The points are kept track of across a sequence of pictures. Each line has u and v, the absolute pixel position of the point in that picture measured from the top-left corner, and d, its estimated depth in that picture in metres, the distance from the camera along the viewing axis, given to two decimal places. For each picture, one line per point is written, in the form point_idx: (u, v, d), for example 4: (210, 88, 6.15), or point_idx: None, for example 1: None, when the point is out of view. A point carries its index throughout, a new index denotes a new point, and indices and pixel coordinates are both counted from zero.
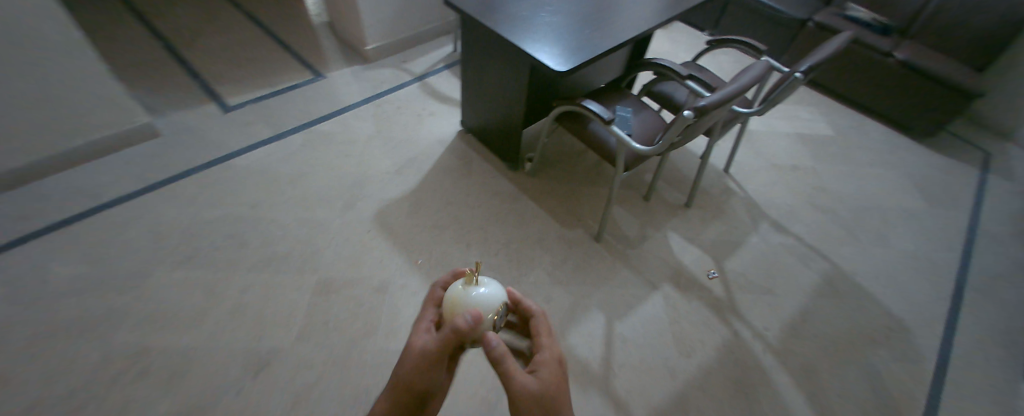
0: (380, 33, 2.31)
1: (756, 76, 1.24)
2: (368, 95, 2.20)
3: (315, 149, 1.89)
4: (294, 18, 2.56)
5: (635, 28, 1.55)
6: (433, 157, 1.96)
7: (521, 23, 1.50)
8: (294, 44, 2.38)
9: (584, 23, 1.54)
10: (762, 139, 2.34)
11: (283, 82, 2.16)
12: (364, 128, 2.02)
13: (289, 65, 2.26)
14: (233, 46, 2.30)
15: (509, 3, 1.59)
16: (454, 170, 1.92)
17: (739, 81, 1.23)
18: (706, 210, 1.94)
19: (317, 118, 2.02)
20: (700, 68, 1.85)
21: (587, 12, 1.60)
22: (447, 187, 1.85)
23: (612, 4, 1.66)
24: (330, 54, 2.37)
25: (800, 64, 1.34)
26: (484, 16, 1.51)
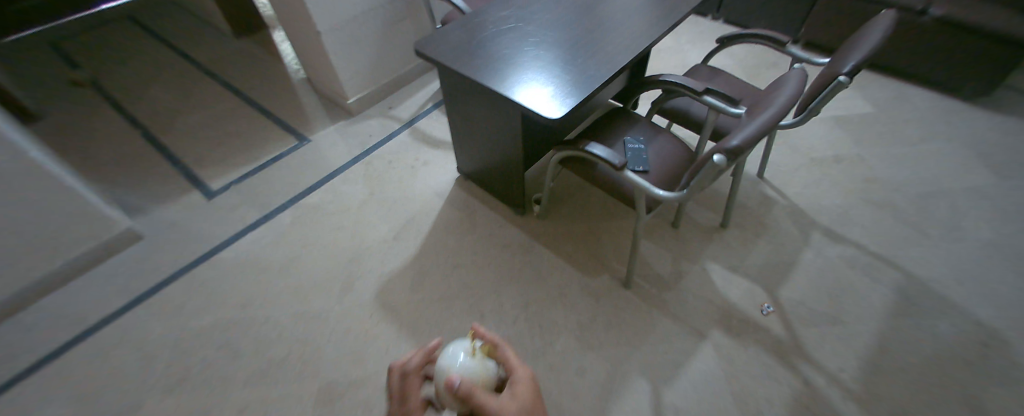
0: (360, 84, 2.16)
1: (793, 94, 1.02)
2: (356, 153, 2.05)
3: (305, 226, 1.74)
4: (272, 78, 2.45)
5: (634, 48, 1.34)
6: (433, 214, 1.78)
7: (504, 65, 1.31)
8: (274, 108, 2.26)
9: (575, 53, 1.34)
10: (794, 132, 2.09)
11: (267, 154, 2.04)
12: (355, 193, 1.87)
13: (272, 132, 2.14)
14: (211, 121, 2.19)
15: (487, 42, 1.40)
16: (457, 225, 1.74)
17: (774, 104, 1.01)
18: (746, 229, 1.70)
19: (304, 189, 1.88)
20: (715, 72, 1.62)
21: (576, 38, 1.40)
22: (452, 247, 1.67)
23: (604, 22, 1.46)
24: (313, 113, 2.23)
25: (842, 63, 1.11)
26: (461, 63, 1.32)
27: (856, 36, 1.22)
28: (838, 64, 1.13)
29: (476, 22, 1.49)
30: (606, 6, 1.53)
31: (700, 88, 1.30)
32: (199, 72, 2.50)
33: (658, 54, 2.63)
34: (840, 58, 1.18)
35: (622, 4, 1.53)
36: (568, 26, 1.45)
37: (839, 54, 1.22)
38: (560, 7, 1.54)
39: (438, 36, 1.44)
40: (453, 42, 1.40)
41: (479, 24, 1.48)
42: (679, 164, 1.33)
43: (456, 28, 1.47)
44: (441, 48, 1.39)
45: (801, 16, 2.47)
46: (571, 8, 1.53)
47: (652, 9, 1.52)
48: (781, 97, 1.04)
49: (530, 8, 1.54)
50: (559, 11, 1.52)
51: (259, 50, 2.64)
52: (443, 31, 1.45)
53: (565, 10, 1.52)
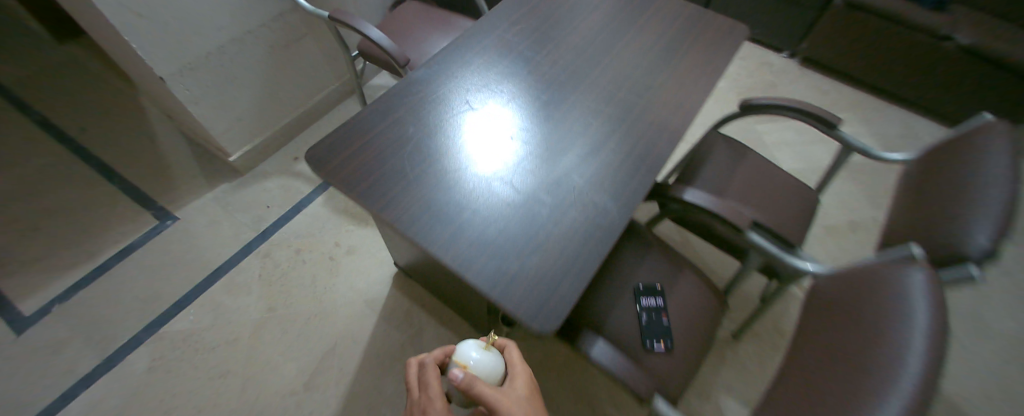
0: (244, 134, 1.54)
1: (928, 302, 0.60)
2: (247, 237, 1.47)
3: (170, 375, 1.19)
4: (115, 113, 1.73)
5: (653, 158, 0.88)
6: (360, 341, 1.29)
7: (456, 198, 0.79)
8: (122, 166, 1.60)
9: (568, 168, 0.85)
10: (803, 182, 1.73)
11: (111, 246, 1.42)
12: (246, 311, 1.32)
13: (119, 207, 1.50)
14: (22, 192, 1.51)
15: (426, 145, 0.86)
16: (394, 359, 1.27)
17: (899, 323, 0.60)
18: (760, 336, 1.36)
19: (167, 308, 1.31)
20: (735, 147, 1.20)
21: (566, 136, 0.91)
22: (388, 397, 1.20)
23: (602, 104, 0.97)
24: (184, 172, 1.60)
25: (959, 224, 0.73)
26: (384, 197, 0.78)
27: (957, 159, 0.83)
28: (952, 223, 0.75)
29: (406, 102, 0.94)
30: (601, 71, 1.03)
31: (745, 223, 0.87)
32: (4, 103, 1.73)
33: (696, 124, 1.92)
34: (946, 204, 0.79)
35: (621, 67, 1.04)
36: (550, 112, 0.95)
37: (939, 190, 0.84)
38: (530, 73, 1.02)
39: (343, 132, 0.87)
40: (370, 148, 0.85)
41: (412, 106, 0.93)
42: (710, 325, 0.93)
43: (374, 115, 0.91)
44: (349, 161, 0.83)
45: (803, 26, 2.07)
46: (550, 75, 1.02)
47: (665, 73, 1.04)
48: (903, 307, 0.62)
49: (490, 75, 1.01)
50: (533, 82, 1.00)
51: (96, 65, 1.87)
52: (351, 123, 0.89)
53: (542, 79, 1.01)
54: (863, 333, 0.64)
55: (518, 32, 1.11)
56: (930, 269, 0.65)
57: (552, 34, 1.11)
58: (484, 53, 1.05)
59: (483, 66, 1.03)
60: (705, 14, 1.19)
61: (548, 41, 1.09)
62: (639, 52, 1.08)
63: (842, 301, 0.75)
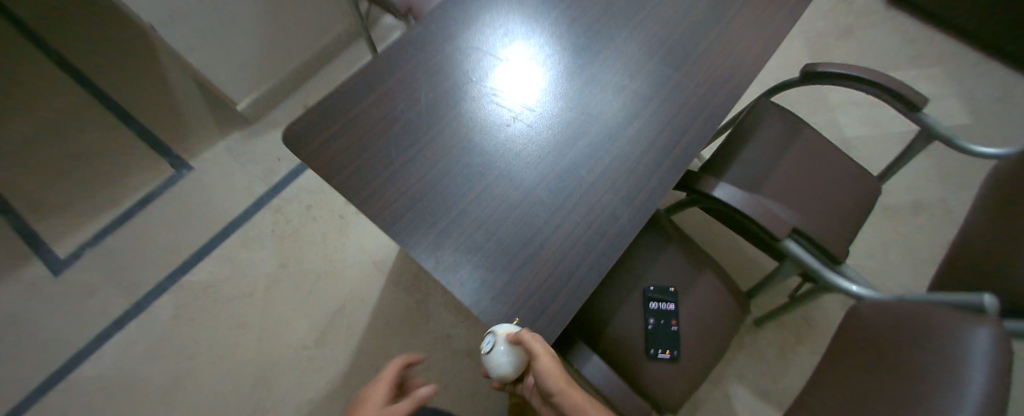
0: (247, 82, 1.47)
1: (988, 367, 0.48)
2: (258, 191, 1.46)
3: (193, 323, 1.27)
4: (126, 54, 1.69)
5: (679, 151, 0.74)
6: (367, 302, 1.30)
7: (445, 196, 0.72)
8: (136, 111, 1.59)
9: (576, 161, 0.74)
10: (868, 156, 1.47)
11: (132, 194, 1.45)
12: (260, 266, 1.34)
13: (137, 154, 1.51)
14: (49, 136, 1.54)
15: (417, 128, 0.77)
16: (398, 323, 1.27)
17: (943, 385, 0.50)
18: (784, 327, 1.26)
19: (186, 259, 1.35)
20: (785, 122, 1.02)
21: (579, 119, 0.78)
22: (392, 359, 1.23)
23: (627, 77, 0.81)
24: (196, 119, 1.57)
25: None
26: (367, 190, 0.72)
27: None
28: None
29: (398, 70, 0.82)
30: (631, 31, 0.85)
31: (783, 233, 0.74)
32: (24, 41, 1.72)
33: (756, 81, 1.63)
34: None
35: (656, 26, 0.86)
36: (563, 87, 0.80)
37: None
38: (544, 33, 0.86)
39: (325, 108, 0.78)
40: (354, 129, 0.76)
41: (404, 75, 0.82)
42: (726, 333, 0.84)
43: (361, 86, 0.80)
44: (331, 145, 0.75)
45: None
46: (568, 37, 0.86)
47: (711, 34, 0.85)
48: (954, 368, 0.51)
49: (497, 35, 0.86)
50: (548, 45, 0.85)
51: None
52: (334, 96, 0.79)
53: (558, 41, 0.85)
54: (897, 389, 0.54)
55: None
56: (999, 327, 0.52)
57: None
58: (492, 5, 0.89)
59: (490, 23, 0.87)
60: None
61: None
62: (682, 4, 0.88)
63: (880, 345, 0.63)
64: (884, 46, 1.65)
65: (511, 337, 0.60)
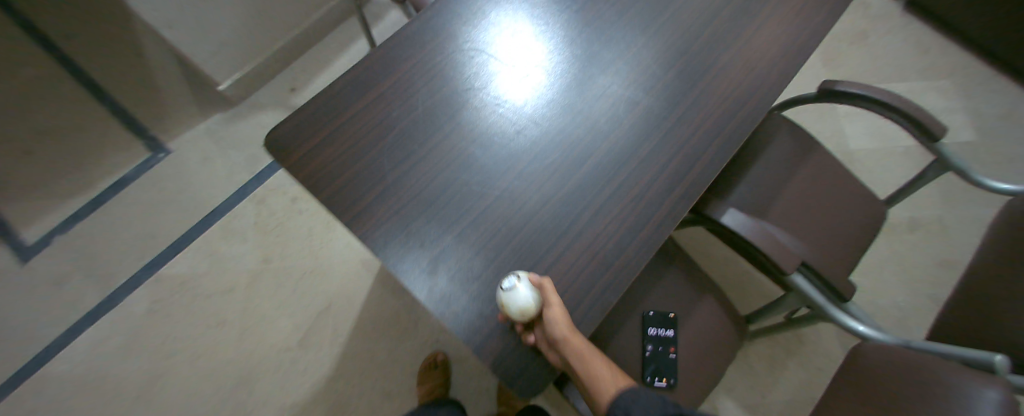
0: (230, 61, 1.38)
1: None
2: (241, 180, 1.38)
3: (170, 318, 1.22)
4: (99, 22, 1.57)
5: (694, 176, 0.69)
6: (354, 303, 1.26)
7: (441, 216, 0.67)
8: (110, 86, 1.48)
9: (583, 184, 0.69)
10: (872, 170, 1.44)
11: (105, 177, 1.36)
12: (242, 260, 1.29)
13: (110, 134, 1.42)
14: (15, 109, 1.43)
15: (414, 138, 0.71)
16: (385, 325, 1.24)
17: None
18: (775, 341, 1.26)
19: (163, 249, 1.29)
20: (798, 140, 0.98)
21: (587, 136, 0.72)
22: (378, 362, 1.20)
23: (641, 92, 0.75)
24: (175, 98, 1.48)
25: None
26: (358, 207, 0.67)
27: None
28: None
29: (394, 72, 0.75)
30: (648, 40, 0.79)
31: (792, 266, 0.72)
32: None
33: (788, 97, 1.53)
34: None
35: (674, 35, 0.80)
36: (574, 100, 0.74)
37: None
38: (555, 39, 0.80)
39: (315, 111, 0.72)
40: (344, 136, 0.70)
41: (401, 78, 0.75)
42: (724, 362, 0.82)
43: (353, 87, 0.74)
44: (319, 153, 0.69)
45: None
46: (579, 43, 0.79)
47: (732, 47, 0.79)
48: None
49: (503, 37, 0.79)
50: (557, 52, 0.79)
51: None
52: (323, 98, 0.72)
53: (569, 48, 0.79)
54: None
55: None
56: (1010, 391, 0.50)
57: None
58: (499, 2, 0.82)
59: (496, 23, 0.80)
60: None
61: None
62: (703, 11, 0.81)
63: (882, 393, 0.60)
64: (896, 55, 1.61)
65: (537, 280, 0.60)
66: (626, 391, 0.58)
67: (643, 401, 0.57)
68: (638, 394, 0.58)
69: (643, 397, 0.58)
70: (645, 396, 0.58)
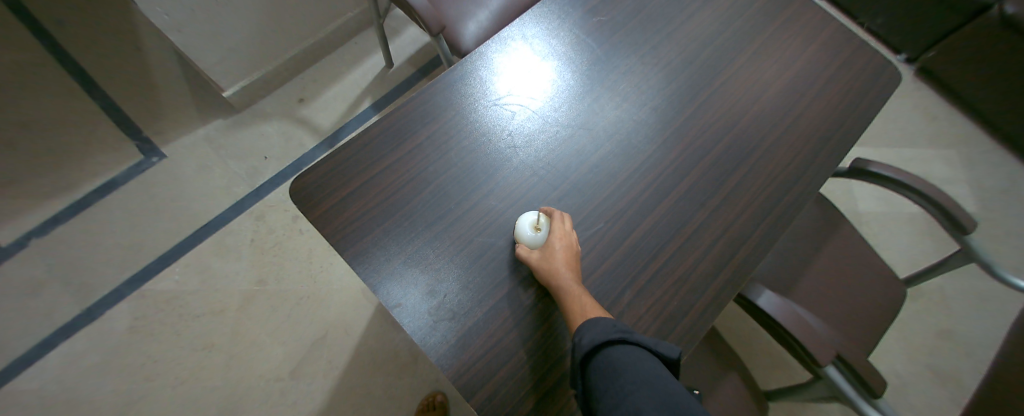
0: (240, 67, 1.32)
1: None
2: (240, 193, 1.31)
3: (151, 339, 1.13)
4: (99, 14, 1.48)
5: (738, 261, 0.67)
6: (351, 334, 1.20)
7: (476, 284, 0.63)
8: (104, 80, 1.39)
9: (626, 260, 0.66)
10: (879, 234, 1.45)
11: (90, 180, 1.27)
12: (234, 279, 1.21)
13: (101, 132, 1.32)
14: None
15: (450, 196, 0.67)
16: (383, 361, 1.18)
17: None
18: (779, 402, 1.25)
19: (149, 263, 1.20)
20: (826, 214, 0.97)
21: (631, 209, 0.70)
22: (373, 400, 1.14)
23: (687, 167, 0.74)
24: (175, 100, 1.40)
25: None
26: (387, 267, 0.62)
27: None
28: None
29: (433, 121, 0.72)
30: (694, 113, 0.78)
31: (827, 359, 0.70)
32: None
33: (832, 183, 1.52)
34: None
35: (718, 111, 0.79)
36: (616, 167, 0.72)
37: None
38: (600, 102, 0.78)
39: (345, 159, 0.67)
40: (376, 189, 0.66)
41: (440, 128, 0.72)
42: None
43: (389, 134, 0.70)
44: (349, 205, 0.64)
45: (931, 32, 1.62)
46: (626, 107, 0.78)
47: (775, 129, 0.78)
48: None
49: (548, 91, 0.77)
50: (603, 114, 0.77)
51: None
52: (357, 144, 0.69)
53: (615, 111, 0.77)
54: None
55: (595, 32, 0.84)
56: None
57: (640, 43, 0.84)
58: (546, 57, 0.80)
59: (542, 77, 0.78)
60: (845, 40, 0.89)
61: (633, 53, 0.83)
62: (748, 89, 0.81)
63: None
64: (904, 121, 1.65)
65: (549, 213, 0.64)
66: (589, 322, 0.51)
67: (600, 329, 0.49)
68: (599, 323, 0.50)
69: (603, 325, 0.50)
70: (604, 325, 0.50)
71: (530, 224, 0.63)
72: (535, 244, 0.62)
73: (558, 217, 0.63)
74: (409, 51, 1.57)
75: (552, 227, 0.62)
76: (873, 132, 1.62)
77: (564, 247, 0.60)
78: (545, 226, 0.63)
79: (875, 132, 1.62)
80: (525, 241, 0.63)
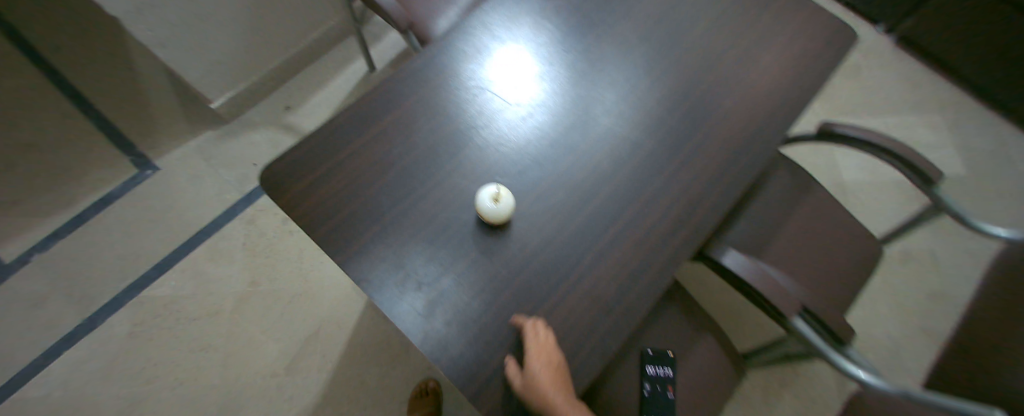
0: (226, 78, 1.36)
1: None
2: (232, 199, 1.35)
3: (151, 342, 1.17)
4: (92, 36, 1.54)
5: (697, 222, 0.69)
6: (345, 328, 1.23)
7: (440, 258, 0.65)
8: (99, 100, 1.44)
9: (586, 226, 0.68)
10: (865, 201, 1.46)
11: (89, 194, 1.32)
12: (228, 282, 1.25)
13: (99, 149, 1.38)
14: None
15: (414, 176, 0.70)
16: (376, 353, 1.21)
17: None
18: (771, 373, 1.26)
19: (147, 270, 1.24)
20: (798, 178, 0.98)
21: (590, 177, 0.71)
22: (368, 391, 1.17)
23: (645, 134, 0.75)
24: (167, 115, 1.45)
25: None
26: (354, 245, 0.65)
27: None
28: None
29: (397, 107, 0.75)
30: (651, 83, 0.80)
31: (793, 310, 0.71)
32: None
33: (814, 154, 1.52)
34: None
35: (675, 81, 0.81)
36: (576, 139, 0.74)
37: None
38: (559, 80, 0.80)
39: (312, 146, 0.70)
40: (342, 172, 0.69)
41: (403, 113, 0.75)
42: (721, 400, 0.84)
43: (353, 121, 0.73)
44: (317, 189, 0.67)
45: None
46: (586, 83, 0.80)
47: (732, 92, 0.80)
48: None
49: (516, 84, 0.79)
50: (562, 90, 0.79)
51: None
52: (324, 132, 0.72)
53: (574, 87, 0.79)
54: None
55: (552, 15, 0.87)
56: None
57: (597, 22, 0.87)
58: (507, 41, 0.83)
59: (503, 60, 0.81)
60: (800, 6, 0.91)
61: (590, 32, 0.85)
62: (704, 59, 0.83)
63: None
64: (886, 90, 1.65)
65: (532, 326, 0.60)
66: None
67: None
68: None
69: None
70: None
71: (490, 197, 0.64)
72: (491, 213, 0.64)
73: (537, 329, 0.60)
74: (391, 54, 1.62)
75: (535, 340, 0.58)
76: (856, 101, 1.63)
77: (550, 365, 0.57)
78: (503, 197, 0.64)
79: (857, 102, 1.63)
80: (486, 213, 0.64)
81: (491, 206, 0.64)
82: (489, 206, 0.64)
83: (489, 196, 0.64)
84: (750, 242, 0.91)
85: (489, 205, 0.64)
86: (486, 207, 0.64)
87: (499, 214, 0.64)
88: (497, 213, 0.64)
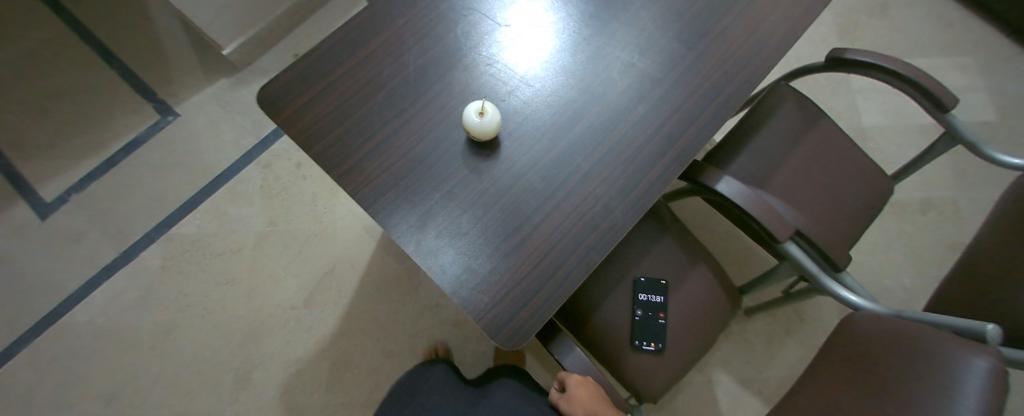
0: (234, 25, 1.37)
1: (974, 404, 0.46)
2: (247, 145, 1.40)
3: (181, 276, 1.26)
4: None
5: (687, 140, 0.68)
6: (356, 267, 1.29)
7: (431, 174, 0.67)
8: (117, 47, 1.48)
9: (574, 145, 0.68)
10: (885, 148, 1.39)
11: (115, 139, 1.39)
12: (248, 222, 1.32)
13: (122, 95, 1.43)
14: (28, 70, 1.45)
15: (405, 96, 0.71)
16: (384, 291, 1.27)
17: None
18: (774, 318, 1.26)
19: (174, 211, 1.32)
20: (807, 110, 0.93)
21: (581, 97, 0.71)
22: (379, 325, 1.24)
23: (638, 53, 0.73)
24: (182, 63, 1.48)
25: None
26: (348, 162, 0.67)
27: None
28: None
29: (387, 29, 0.75)
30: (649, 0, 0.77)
31: (785, 235, 0.70)
32: None
33: (833, 98, 1.45)
34: None
35: None
36: (568, 61, 0.73)
37: None
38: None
39: (305, 69, 0.72)
40: (335, 92, 0.71)
41: (393, 35, 0.75)
42: (712, 328, 0.85)
43: (344, 45, 0.73)
44: (311, 109, 0.70)
45: None
46: (581, 1, 0.77)
47: (736, 10, 0.76)
48: (944, 404, 0.49)
49: (514, 10, 0.76)
50: (556, 10, 0.76)
51: None
52: (316, 54, 0.73)
53: (568, 6, 0.76)
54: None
55: None
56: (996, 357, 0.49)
57: None
58: None
59: None
60: None
61: None
62: None
63: (882, 363, 0.59)
64: (921, 29, 1.53)
65: None
66: None
67: None
68: None
69: None
70: None
71: (478, 115, 0.65)
72: (478, 129, 0.65)
73: None
74: None
75: None
76: (886, 41, 1.52)
77: None
78: (489, 113, 0.64)
79: (888, 42, 1.52)
80: (473, 129, 0.65)
81: (479, 121, 0.64)
82: (477, 122, 0.65)
83: (477, 113, 0.64)
84: (749, 175, 0.89)
85: (476, 121, 0.65)
86: (474, 123, 0.65)
87: (486, 130, 0.65)
88: (484, 130, 0.65)
